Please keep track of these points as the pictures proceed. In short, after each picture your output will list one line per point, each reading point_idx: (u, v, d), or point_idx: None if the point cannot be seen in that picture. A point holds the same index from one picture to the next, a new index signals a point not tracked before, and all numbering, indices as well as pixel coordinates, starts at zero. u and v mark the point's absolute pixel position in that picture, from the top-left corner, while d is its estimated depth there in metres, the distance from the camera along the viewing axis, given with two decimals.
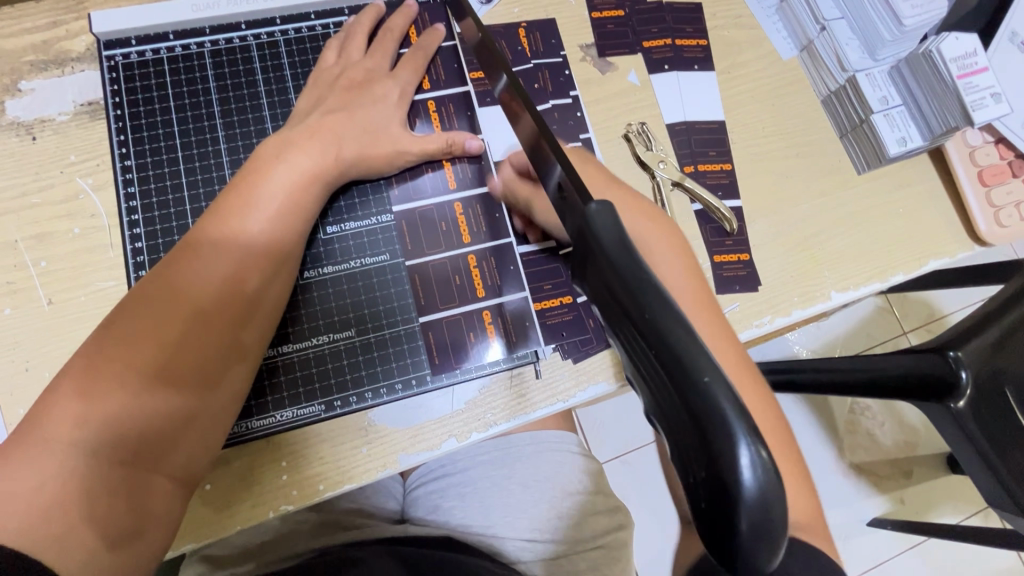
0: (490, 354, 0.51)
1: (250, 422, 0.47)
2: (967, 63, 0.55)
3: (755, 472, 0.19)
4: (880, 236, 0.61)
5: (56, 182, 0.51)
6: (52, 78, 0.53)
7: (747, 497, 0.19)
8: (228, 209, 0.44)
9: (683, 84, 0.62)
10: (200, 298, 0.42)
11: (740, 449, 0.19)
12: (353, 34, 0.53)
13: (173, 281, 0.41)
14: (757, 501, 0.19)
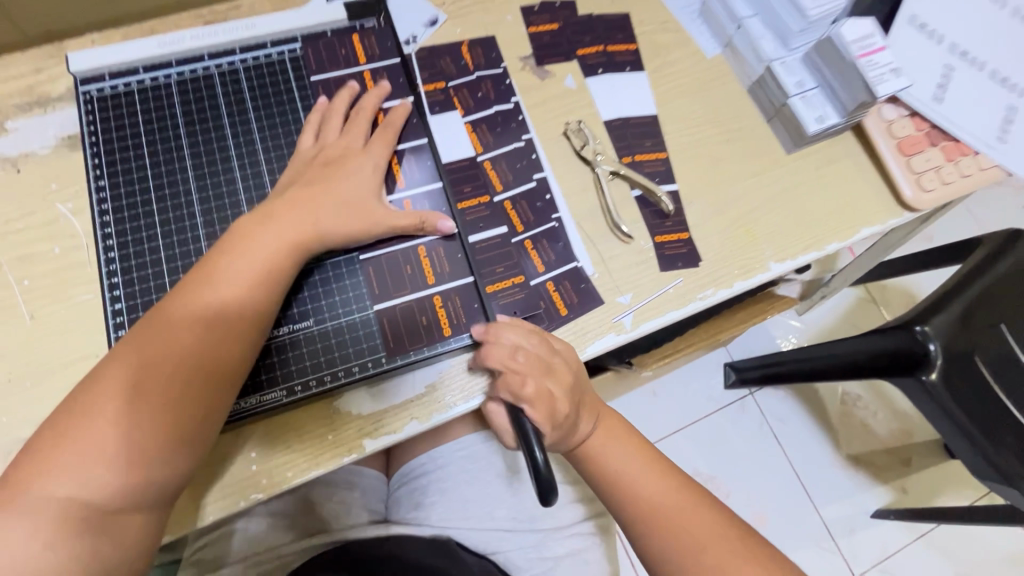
0: (444, 338, 0.54)
1: None
2: (867, 44, 0.60)
3: (543, 459, 0.46)
4: (813, 208, 0.65)
5: (38, 208, 0.55)
6: (35, 117, 0.58)
7: (540, 471, 0.46)
8: (226, 253, 0.48)
9: (617, 85, 0.67)
10: (198, 352, 0.45)
11: (536, 449, 0.47)
12: (329, 119, 0.57)
13: (188, 319, 0.46)
14: (543, 474, 0.45)
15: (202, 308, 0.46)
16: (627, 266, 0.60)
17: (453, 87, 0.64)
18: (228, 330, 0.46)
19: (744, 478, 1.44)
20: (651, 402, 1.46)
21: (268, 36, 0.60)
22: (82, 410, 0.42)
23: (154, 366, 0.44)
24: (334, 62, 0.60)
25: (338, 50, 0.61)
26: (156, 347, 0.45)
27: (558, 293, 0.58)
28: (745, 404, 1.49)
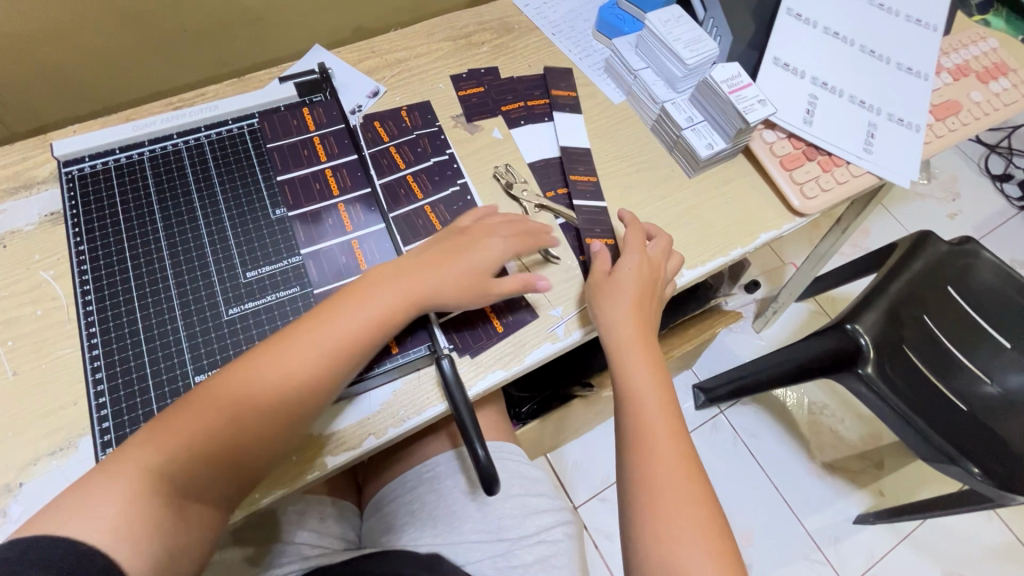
0: (394, 356, 0.60)
1: None
2: (735, 82, 0.71)
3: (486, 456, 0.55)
4: (717, 221, 0.74)
5: (22, 277, 0.62)
6: (20, 199, 0.66)
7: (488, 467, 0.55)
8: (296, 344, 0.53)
9: (538, 133, 0.78)
10: (250, 436, 0.50)
11: (480, 448, 0.55)
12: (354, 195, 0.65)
13: (266, 362, 0.52)
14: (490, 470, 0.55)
15: (282, 353, 0.52)
16: (557, 283, 0.68)
17: (395, 145, 0.74)
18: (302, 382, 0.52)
19: (726, 496, 1.46)
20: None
21: (229, 114, 0.69)
22: (152, 429, 0.48)
23: (233, 394, 0.50)
24: (288, 131, 0.70)
25: (291, 121, 0.70)
26: (236, 381, 0.51)
27: (495, 313, 0.65)
28: (717, 423, 1.54)
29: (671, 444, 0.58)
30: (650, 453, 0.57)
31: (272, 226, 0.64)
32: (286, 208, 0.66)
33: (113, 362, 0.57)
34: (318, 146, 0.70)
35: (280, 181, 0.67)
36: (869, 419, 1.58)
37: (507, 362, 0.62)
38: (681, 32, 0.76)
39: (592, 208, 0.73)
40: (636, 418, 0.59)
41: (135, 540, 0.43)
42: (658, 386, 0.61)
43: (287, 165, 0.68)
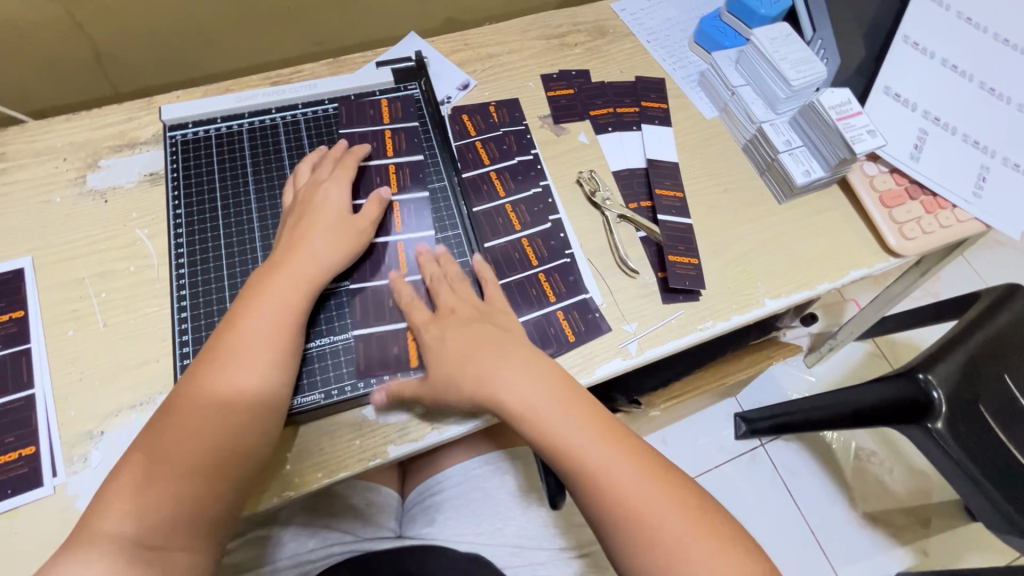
0: (412, 370, 0.58)
1: None
2: (844, 109, 0.67)
3: None
4: (805, 252, 0.71)
5: (119, 232, 0.64)
6: (123, 157, 0.69)
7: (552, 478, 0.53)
8: (238, 312, 0.52)
9: (624, 141, 0.76)
10: (221, 409, 0.48)
11: None
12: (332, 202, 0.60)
13: (214, 376, 0.50)
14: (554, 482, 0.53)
15: (204, 366, 0.50)
16: (632, 298, 0.66)
17: (481, 139, 0.73)
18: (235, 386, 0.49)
19: (758, 532, 1.40)
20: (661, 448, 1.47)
21: (327, 95, 0.70)
22: (140, 438, 0.48)
23: (179, 418, 0.48)
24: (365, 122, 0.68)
25: (369, 113, 0.69)
26: (189, 400, 0.49)
27: (567, 322, 0.63)
28: (756, 455, 1.49)
29: (610, 446, 0.51)
30: (587, 471, 0.49)
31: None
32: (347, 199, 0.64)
33: (200, 324, 0.58)
34: (390, 141, 0.68)
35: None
36: (920, 473, 1.50)
37: (576, 373, 0.61)
38: (789, 51, 0.73)
39: (680, 224, 0.71)
40: (561, 438, 0.51)
41: (153, 564, 0.43)
42: (565, 392, 0.53)
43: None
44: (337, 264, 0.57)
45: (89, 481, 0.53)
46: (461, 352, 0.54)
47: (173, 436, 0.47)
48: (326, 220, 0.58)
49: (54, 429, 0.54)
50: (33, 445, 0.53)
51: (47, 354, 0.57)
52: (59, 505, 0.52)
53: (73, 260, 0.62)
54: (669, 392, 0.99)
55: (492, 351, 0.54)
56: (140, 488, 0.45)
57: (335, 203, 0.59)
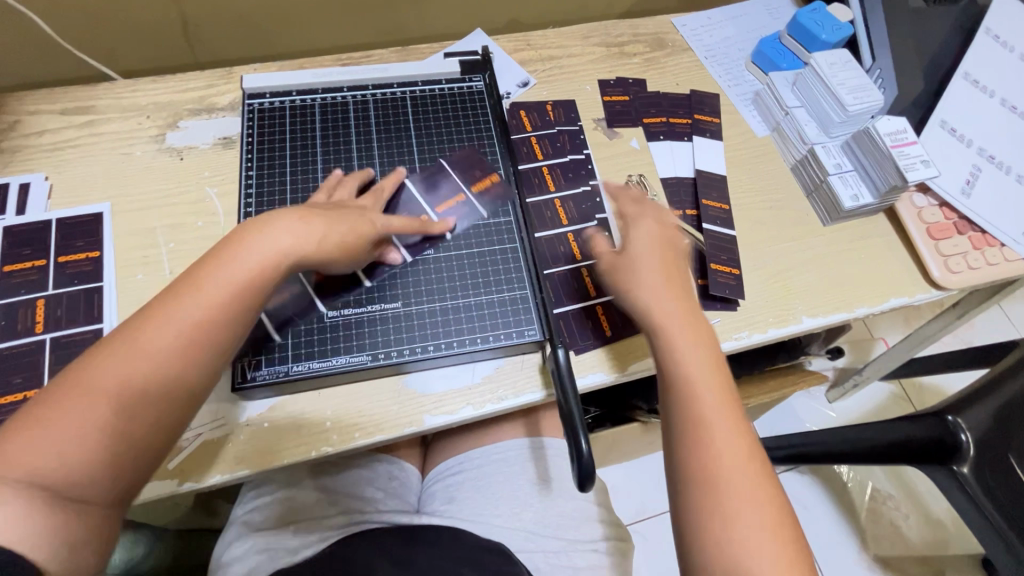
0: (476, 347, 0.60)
1: (292, 367, 0.57)
2: (899, 137, 0.68)
3: (587, 450, 0.51)
4: (845, 275, 0.71)
5: (191, 189, 0.68)
6: (201, 120, 0.73)
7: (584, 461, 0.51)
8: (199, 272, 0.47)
9: (675, 150, 0.78)
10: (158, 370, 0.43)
11: (583, 439, 0.52)
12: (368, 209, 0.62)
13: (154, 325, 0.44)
14: (586, 466, 0.51)
15: (145, 315, 0.44)
16: None
17: (536, 135, 0.76)
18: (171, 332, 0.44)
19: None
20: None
21: (396, 79, 0.73)
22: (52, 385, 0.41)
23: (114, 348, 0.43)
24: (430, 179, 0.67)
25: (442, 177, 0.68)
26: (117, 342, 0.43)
27: (605, 317, 0.65)
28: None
29: (733, 432, 0.49)
30: (695, 430, 0.49)
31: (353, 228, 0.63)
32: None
33: None
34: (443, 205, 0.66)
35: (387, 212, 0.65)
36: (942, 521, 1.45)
37: (611, 367, 0.63)
38: (847, 78, 0.74)
39: (723, 235, 0.72)
40: (685, 385, 0.51)
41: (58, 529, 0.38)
42: (713, 360, 0.52)
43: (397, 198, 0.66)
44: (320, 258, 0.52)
45: None
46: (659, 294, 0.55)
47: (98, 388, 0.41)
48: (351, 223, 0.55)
49: None
50: None
51: (116, 294, 0.61)
52: None
53: (146, 210, 0.66)
54: None
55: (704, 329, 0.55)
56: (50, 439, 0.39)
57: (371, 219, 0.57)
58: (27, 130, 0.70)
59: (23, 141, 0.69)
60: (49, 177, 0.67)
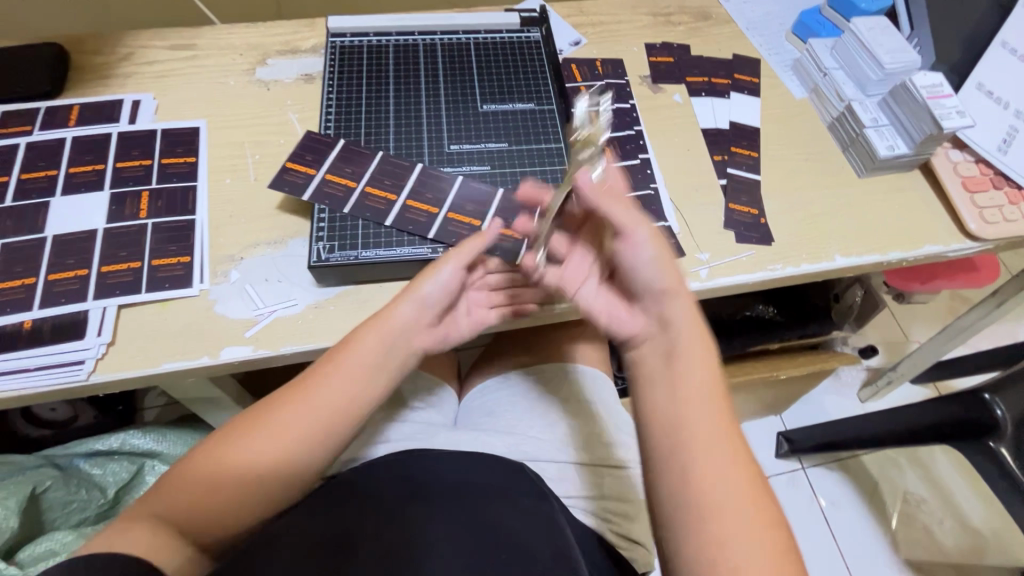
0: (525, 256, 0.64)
1: (361, 253, 0.62)
2: (936, 90, 0.72)
3: None
4: (879, 222, 0.74)
5: (275, 114, 0.76)
6: (286, 59, 0.82)
7: None
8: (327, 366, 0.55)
9: (716, 105, 0.83)
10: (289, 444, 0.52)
11: None
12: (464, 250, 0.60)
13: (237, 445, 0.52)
14: None
15: (291, 396, 0.54)
16: (707, 233, 0.71)
17: (585, 85, 0.82)
18: (267, 445, 0.51)
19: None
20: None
21: (462, 27, 0.81)
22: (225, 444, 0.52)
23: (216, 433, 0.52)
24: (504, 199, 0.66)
25: (514, 212, 0.66)
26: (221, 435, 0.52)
27: None
28: (796, 479, 1.41)
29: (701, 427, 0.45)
30: (701, 434, 0.44)
31: (423, 210, 0.65)
32: (434, 218, 0.64)
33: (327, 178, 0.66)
34: (499, 229, 0.65)
35: (453, 213, 0.65)
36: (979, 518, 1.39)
37: None
38: (885, 39, 0.78)
39: (748, 179, 0.76)
40: (688, 396, 0.46)
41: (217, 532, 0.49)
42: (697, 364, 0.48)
43: (461, 199, 0.66)
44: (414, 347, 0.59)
45: (226, 291, 0.62)
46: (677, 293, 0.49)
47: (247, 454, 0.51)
48: (405, 317, 0.57)
49: (205, 248, 0.64)
50: (189, 256, 0.64)
51: (207, 193, 0.69)
52: (201, 305, 0.61)
53: (235, 128, 0.74)
54: None
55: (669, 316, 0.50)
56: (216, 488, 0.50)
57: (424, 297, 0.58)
58: (140, 60, 0.80)
59: (135, 68, 0.79)
60: (155, 97, 0.76)
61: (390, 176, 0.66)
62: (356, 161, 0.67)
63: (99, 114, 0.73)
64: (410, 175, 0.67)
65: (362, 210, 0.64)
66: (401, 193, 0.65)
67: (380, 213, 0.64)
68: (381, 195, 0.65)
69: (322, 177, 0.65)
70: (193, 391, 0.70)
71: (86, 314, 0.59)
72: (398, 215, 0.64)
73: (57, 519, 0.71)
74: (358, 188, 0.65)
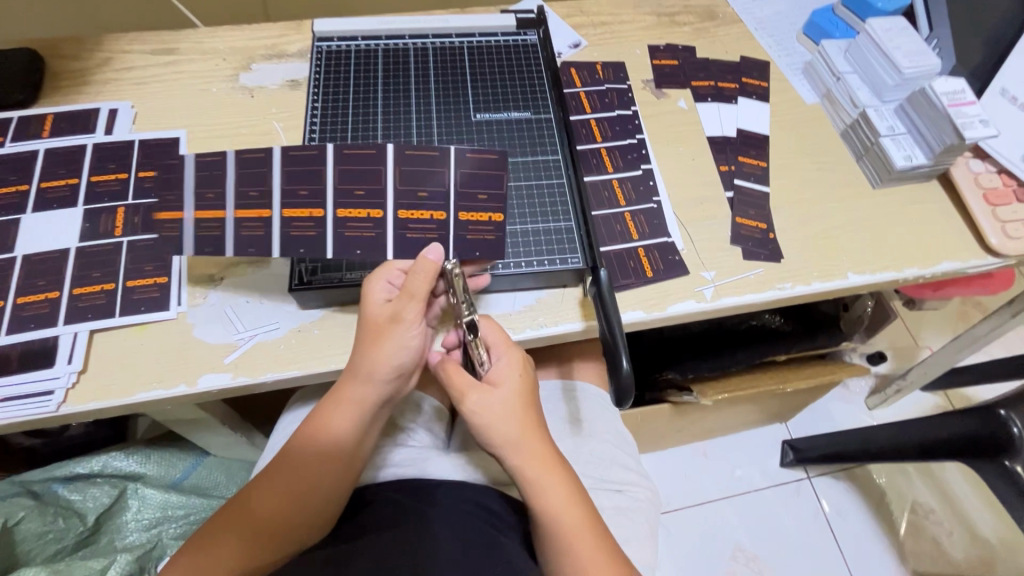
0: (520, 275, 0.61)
1: (344, 274, 0.58)
2: (958, 97, 0.68)
3: (628, 365, 0.54)
4: (895, 236, 0.70)
5: (259, 122, 0.72)
6: (272, 64, 0.78)
7: (623, 377, 0.53)
8: (340, 394, 0.53)
9: (723, 112, 0.79)
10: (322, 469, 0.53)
11: (623, 357, 0.54)
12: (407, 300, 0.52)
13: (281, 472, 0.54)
14: (625, 380, 0.53)
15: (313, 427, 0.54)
16: (713, 250, 0.68)
17: (585, 90, 0.78)
18: (338, 451, 0.54)
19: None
20: (700, 463, 1.25)
21: (455, 30, 0.77)
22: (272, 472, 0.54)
23: (277, 480, 0.53)
24: (467, 182, 0.54)
25: (484, 188, 0.55)
26: (281, 468, 0.54)
27: (647, 258, 0.66)
28: (803, 489, 1.23)
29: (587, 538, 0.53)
30: (574, 550, 0.52)
31: (366, 218, 0.54)
32: (384, 221, 0.54)
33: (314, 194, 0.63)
34: (471, 216, 0.55)
35: (403, 209, 0.54)
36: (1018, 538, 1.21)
37: (648, 306, 0.63)
38: (903, 42, 0.74)
39: (755, 190, 0.73)
40: (556, 519, 0.53)
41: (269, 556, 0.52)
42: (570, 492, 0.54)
43: (408, 189, 0.54)
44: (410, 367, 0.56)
45: (204, 313, 0.59)
46: (515, 431, 0.53)
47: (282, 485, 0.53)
48: (389, 363, 0.53)
49: (183, 267, 0.61)
50: (166, 276, 0.61)
51: None
52: (178, 329, 0.58)
53: (217, 138, 0.71)
54: (725, 386, 0.93)
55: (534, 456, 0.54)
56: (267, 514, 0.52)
57: (399, 365, 0.53)
58: (119, 66, 0.76)
59: (114, 74, 0.75)
60: (134, 105, 0.73)
61: (303, 180, 0.52)
62: (256, 178, 0.52)
63: (75, 124, 0.70)
64: (326, 167, 0.53)
65: (295, 246, 0.53)
66: (325, 200, 0.53)
67: (316, 239, 0.53)
68: (303, 214, 0.53)
69: (233, 215, 0.52)
70: (175, 414, 0.67)
71: (58, 339, 0.56)
72: (338, 232, 0.54)
73: (31, 550, 0.73)
74: (276, 214, 0.53)
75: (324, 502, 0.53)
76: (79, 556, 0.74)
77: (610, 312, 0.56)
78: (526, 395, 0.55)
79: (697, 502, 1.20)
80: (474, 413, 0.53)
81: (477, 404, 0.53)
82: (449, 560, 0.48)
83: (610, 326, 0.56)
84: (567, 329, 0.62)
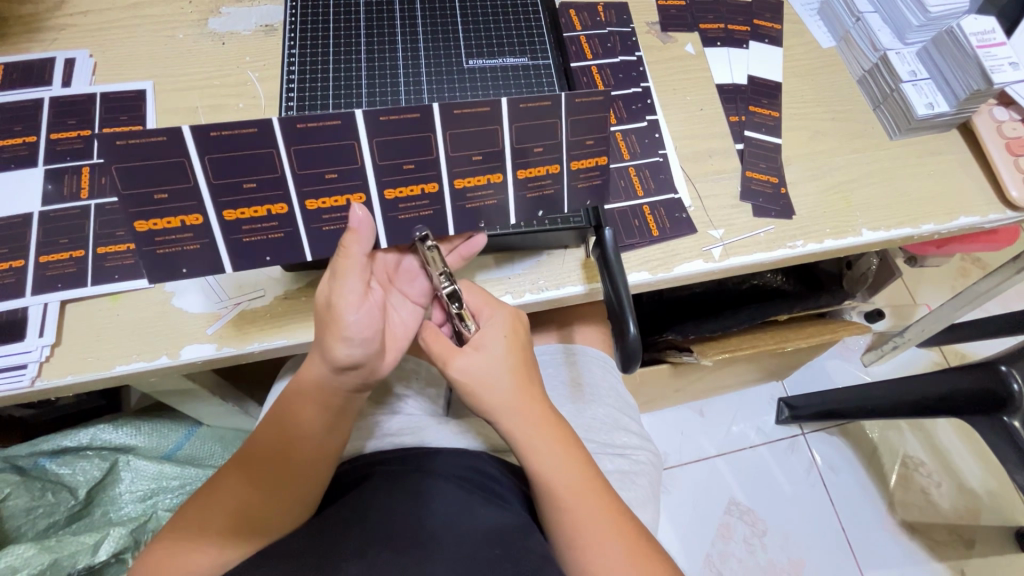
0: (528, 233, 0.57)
1: None
2: (987, 38, 0.64)
3: (635, 330, 0.51)
4: (911, 189, 0.67)
5: (232, 72, 0.67)
6: (244, 6, 0.70)
7: (630, 343, 0.51)
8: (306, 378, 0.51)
9: (733, 57, 0.74)
10: (299, 446, 0.51)
11: (630, 323, 0.52)
12: (338, 271, 0.47)
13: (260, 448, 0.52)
14: (632, 347, 0.51)
15: (289, 409, 0.51)
16: (722, 207, 0.64)
17: (586, 34, 0.72)
18: (311, 438, 0.52)
19: (785, 530, 1.16)
20: (696, 421, 1.25)
21: None
22: (249, 451, 0.52)
23: (257, 460, 0.52)
24: (577, 130, 0.49)
25: (534, 152, 0.49)
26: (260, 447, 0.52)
27: (652, 217, 0.62)
28: (796, 445, 1.24)
29: (591, 498, 0.51)
30: (576, 514, 0.51)
31: (488, 183, 0.51)
32: (504, 182, 0.51)
33: None
34: (582, 163, 0.51)
35: (520, 168, 0.50)
36: (1006, 490, 1.23)
37: (653, 267, 0.60)
38: None
39: (767, 142, 0.69)
40: (556, 483, 0.51)
41: (248, 529, 0.50)
42: (578, 458, 0.52)
43: (523, 145, 0.49)
44: (370, 360, 0.49)
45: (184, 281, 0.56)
46: (505, 397, 0.51)
47: (259, 463, 0.51)
48: (344, 349, 0.47)
49: None
50: None
51: None
52: (155, 298, 0.55)
53: (187, 90, 0.65)
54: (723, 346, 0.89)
55: (536, 424, 0.51)
56: (244, 491, 0.51)
57: (345, 360, 0.47)
58: (73, 9, 0.69)
59: (67, 20, 0.68)
60: (93, 55, 0.66)
61: (409, 152, 0.47)
62: (267, 166, 0.45)
63: (28, 76, 0.64)
64: (434, 132, 0.47)
65: (408, 227, 0.52)
66: (440, 171, 0.49)
67: (436, 215, 0.52)
68: (413, 191, 0.50)
69: (306, 208, 0.48)
70: (162, 386, 0.65)
71: (26, 311, 0.53)
72: (458, 204, 0.51)
73: (22, 525, 0.72)
74: (299, 208, 0.48)
75: (299, 495, 0.51)
76: (72, 530, 0.74)
77: (613, 267, 0.53)
78: (516, 353, 0.52)
79: (693, 459, 1.21)
80: (463, 380, 0.50)
81: (464, 370, 0.50)
82: (456, 538, 0.46)
83: (615, 285, 0.53)
84: (569, 293, 0.59)
